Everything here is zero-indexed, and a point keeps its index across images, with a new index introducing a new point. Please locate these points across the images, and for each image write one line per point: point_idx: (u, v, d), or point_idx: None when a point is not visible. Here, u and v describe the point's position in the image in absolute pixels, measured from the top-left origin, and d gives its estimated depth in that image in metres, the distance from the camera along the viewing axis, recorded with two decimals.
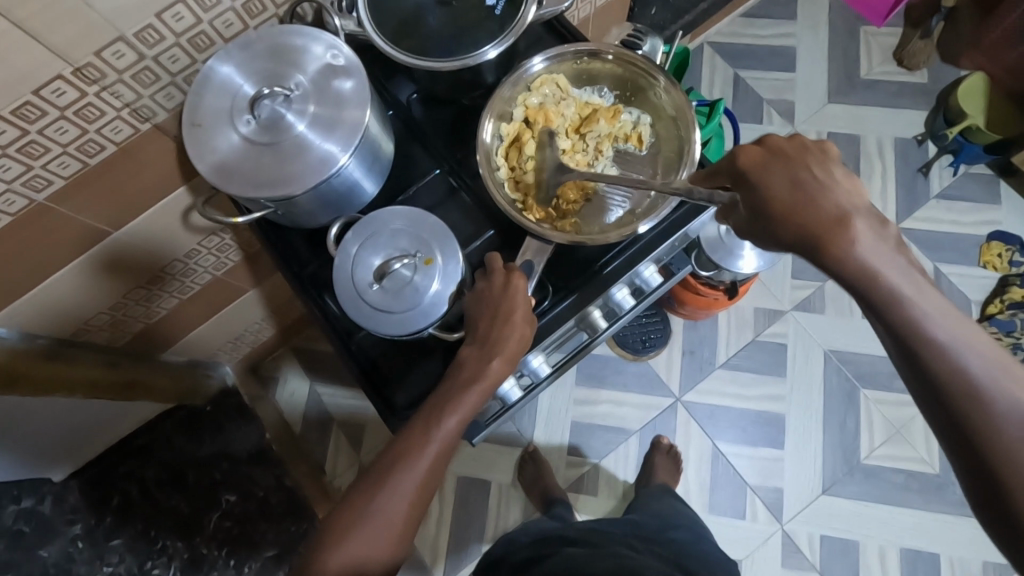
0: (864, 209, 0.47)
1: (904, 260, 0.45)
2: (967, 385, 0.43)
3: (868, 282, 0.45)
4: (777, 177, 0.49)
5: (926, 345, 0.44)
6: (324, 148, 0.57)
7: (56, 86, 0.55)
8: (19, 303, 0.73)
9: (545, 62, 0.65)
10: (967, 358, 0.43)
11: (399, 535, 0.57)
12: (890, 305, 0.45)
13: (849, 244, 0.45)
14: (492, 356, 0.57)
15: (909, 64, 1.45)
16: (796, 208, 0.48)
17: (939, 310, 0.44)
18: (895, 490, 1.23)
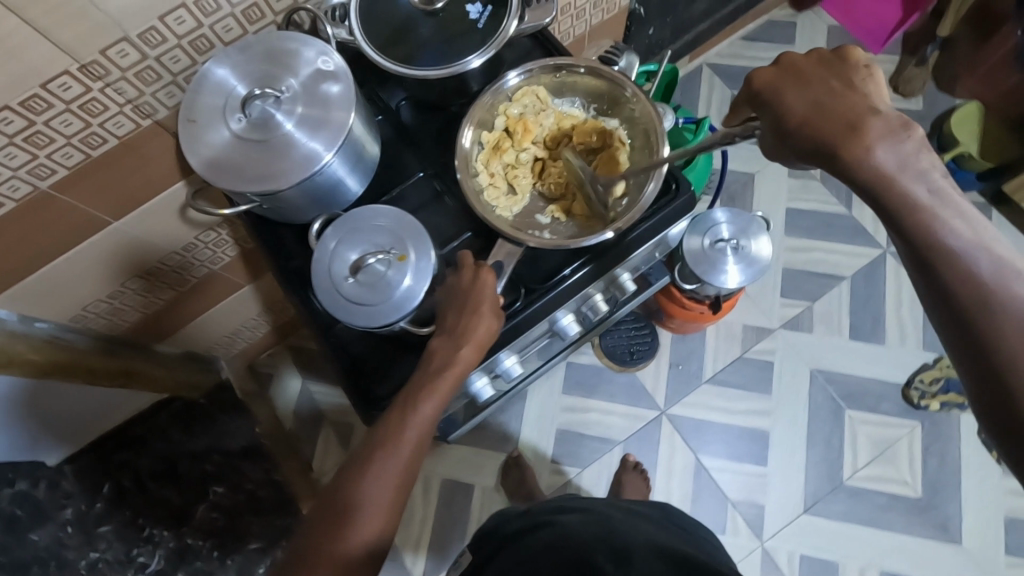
0: (888, 115, 0.46)
1: (926, 167, 0.46)
2: (977, 289, 0.44)
3: (885, 185, 0.45)
4: (793, 92, 0.50)
5: (938, 251, 0.45)
6: (310, 147, 0.60)
7: (62, 81, 0.59)
8: (22, 286, 0.77)
9: (520, 77, 0.68)
10: (980, 263, 0.44)
11: (390, 518, 0.58)
12: (908, 209, 0.45)
13: (869, 150, 0.45)
14: (459, 348, 0.60)
15: (904, 91, 1.47)
16: (813, 118, 0.48)
17: (957, 218, 0.45)
18: (878, 511, 1.23)
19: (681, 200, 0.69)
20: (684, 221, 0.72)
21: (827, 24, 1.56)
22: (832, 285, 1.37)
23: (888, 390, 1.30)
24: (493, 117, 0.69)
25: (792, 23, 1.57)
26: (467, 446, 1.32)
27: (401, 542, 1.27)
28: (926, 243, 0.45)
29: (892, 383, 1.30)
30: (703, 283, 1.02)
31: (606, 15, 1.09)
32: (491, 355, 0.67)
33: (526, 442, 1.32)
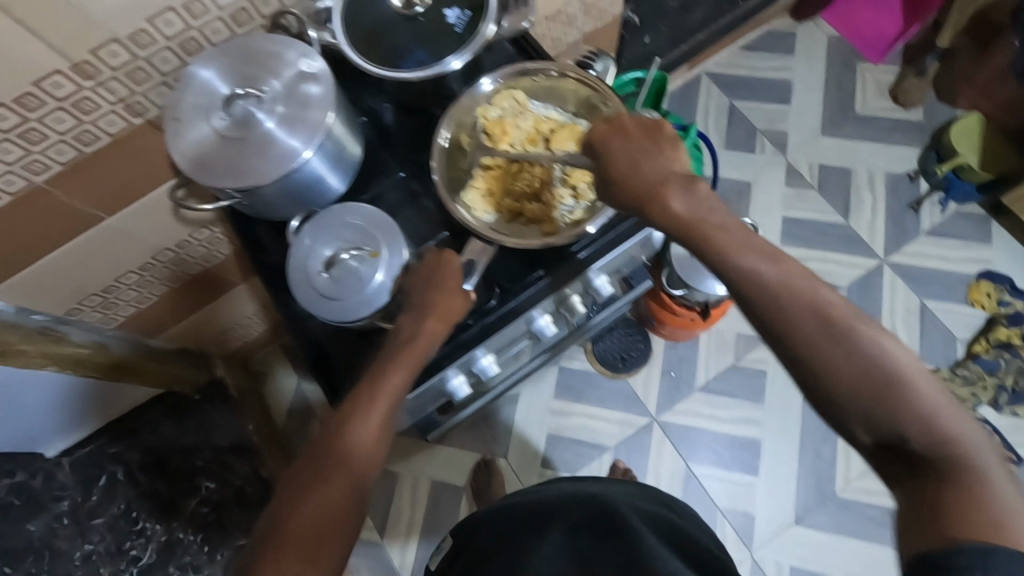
0: (681, 172, 0.56)
1: (712, 208, 0.54)
2: (775, 297, 0.50)
3: (684, 225, 0.54)
4: (619, 148, 0.58)
5: (733, 271, 0.52)
6: (289, 145, 0.62)
7: (54, 79, 0.61)
8: (17, 279, 0.79)
9: (494, 83, 0.70)
10: (771, 277, 0.51)
11: (352, 493, 0.55)
12: (704, 240, 0.53)
13: (665, 200, 0.55)
14: (424, 318, 0.60)
15: (903, 100, 1.47)
16: (629, 176, 0.56)
17: (746, 244, 0.52)
18: (868, 525, 1.22)
19: None
20: (661, 223, 0.73)
21: (827, 35, 1.56)
22: None
23: None
24: (469, 121, 0.70)
25: (792, 34, 1.57)
26: (456, 448, 1.33)
27: (388, 542, 1.27)
28: (722, 265, 0.53)
29: None
30: (690, 288, 1.02)
31: (598, 23, 1.10)
32: (465, 353, 0.68)
33: (515, 445, 1.32)
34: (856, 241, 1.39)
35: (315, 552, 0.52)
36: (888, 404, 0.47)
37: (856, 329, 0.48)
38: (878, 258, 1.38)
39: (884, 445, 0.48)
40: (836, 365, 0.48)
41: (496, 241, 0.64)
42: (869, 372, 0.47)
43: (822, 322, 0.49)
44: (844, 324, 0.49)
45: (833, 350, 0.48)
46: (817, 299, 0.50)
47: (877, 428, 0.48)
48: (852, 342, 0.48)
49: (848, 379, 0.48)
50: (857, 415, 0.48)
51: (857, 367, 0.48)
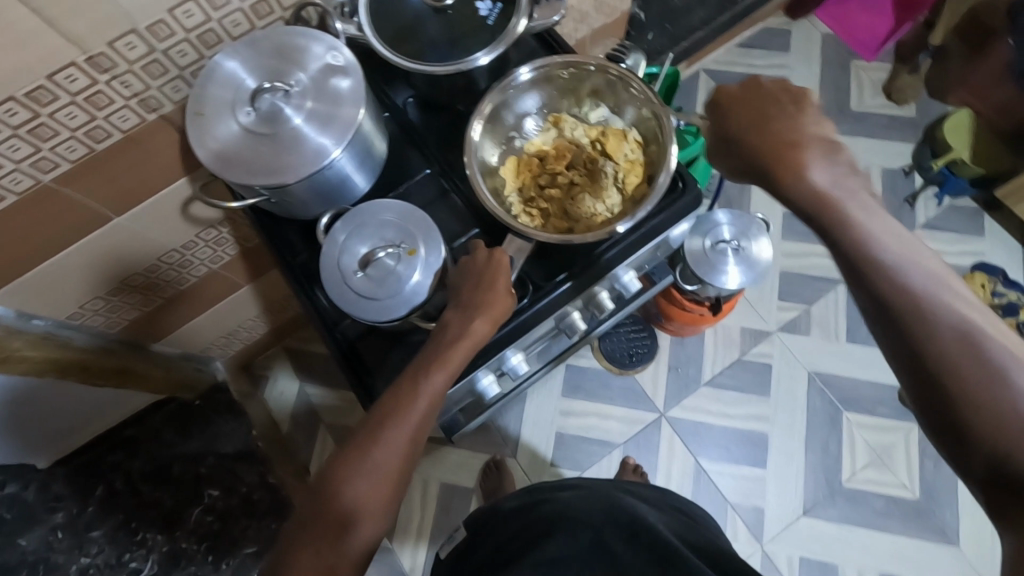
0: (821, 138, 0.56)
1: (856, 187, 0.55)
2: (909, 293, 0.51)
3: (821, 197, 0.54)
4: (743, 114, 0.59)
5: (877, 256, 0.52)
6: (319, 141, 0.60)
7: (69, 73, 0.58)
8: (17, 283, 0.75)
9: (531, 73, 0.69)
10: (912, 273, 0.51)
11: (393, 487, 0.56)
12: (844, 219, 0.53)
13: (804, 170, 0.55)
14: (473, 317, 0.59)
15: (898, 98, 1.49)
16: (761, 140, 0.57)
17: (894, 235, 0.53)
18: (876, 515, 1.24)
19: (689, 197, 0.69)
20: (686, 222, 0.72)
21: (822, 33, 1.59)
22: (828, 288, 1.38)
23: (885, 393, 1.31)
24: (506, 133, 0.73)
25: (787, 32, 1.59)
26: (465, 450, 1.32)
27: (398, 547, 1.25)
28: (861, 249, 0.52)
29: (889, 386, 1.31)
30: (704, 284, 1.03)
31: (607, 20, 1.10)
32: (498, 353, 0.67)
33: (525, 445, 1.31)
34: None
35: (338, 541, 0.53)
36: (1010, 431, 0.46)
37: (990, 344, 0.49)
38: None
39: (994, 473, 0.47)
40: (963, 378, 0.48)
41: (536, 237, 0.63)
42: (1000, 394, 0.47)
43: (957, 328, 0.49)
44: (976, 339, 0.49)
45: (960, 363, 0.48)
46: (949, 306, 0.50)
47: (994, 454, 0.47)
48: (987, 360, 0.48)
49: (974, 396, 0.48)
50: (977, 433, 0.48)
51: (985, 387, 0.48)
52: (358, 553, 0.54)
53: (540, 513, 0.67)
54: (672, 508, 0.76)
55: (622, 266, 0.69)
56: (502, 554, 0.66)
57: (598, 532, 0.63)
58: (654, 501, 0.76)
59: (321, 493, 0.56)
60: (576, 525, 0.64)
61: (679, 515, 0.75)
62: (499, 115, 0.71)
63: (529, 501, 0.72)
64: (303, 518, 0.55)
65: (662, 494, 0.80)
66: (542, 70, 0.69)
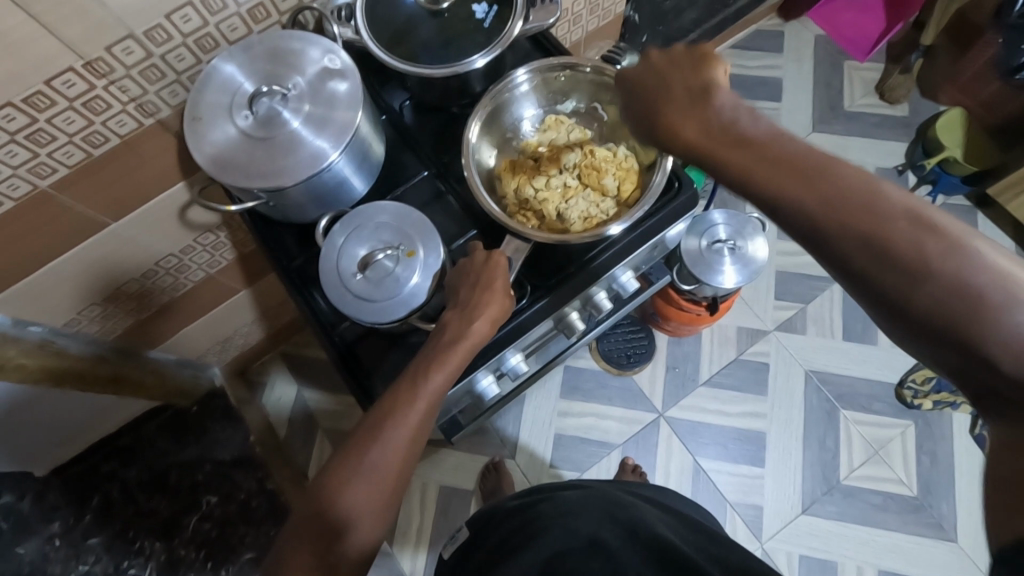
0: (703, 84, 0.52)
1: (750, 120, 0.50)
2: (829, 223, 0.45)
3: (707, 146, 0.50)
4: (655, 78, 0.55)
5: (773, 196, 0.47)
6: (317, 144, 0.60)
7: (66, 78, 0.58)
8: (13, 288, 0.74)
9: (527, 75, 0.69)
10: (814, 201, 0.46)
11: (394, 485, 0.56)
12: (734, 168, 0.49)
13: (683, 122, 0.52)
14: (474, 318, 0.59)
15: (890, 98, 1.51)
16: (650, 99, 0.54)
17: (791, 168, 0.47)
18: (874, 511, 1.24)
19: (685, 197, 0.70)
20: (682, 222, 0.73)
21: (814, 34, 1.60)
22: (823, 287, 1.39)
23: (882, 390, 1.32)
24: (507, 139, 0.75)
25: (780, 33, 1.60)
26: (464, 452, 1.32)
27: (398, 551, 1.25)
28: (756, 193, 0.48)
29: (885, 383, 1.32)
30: (701, 283, 1.03)
31: (600, 22, 1.11)
32: (497, 353, 0.67)
33: (523, 446, 1.31)
34: None
35: (333, 549, 0.52)
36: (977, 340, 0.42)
37: (925, 249, 0.43)
38: None
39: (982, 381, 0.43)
40: (909, 294, 0.43)
41: (534, 238, 0.63)
42: (955, 298, 0.42)
43: (878, 248, 0.44)
44: (911, 246, 0.43)
45: (895, 279, 0.44)
46: (870, 223, 0.44)
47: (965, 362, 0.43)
48: (926, 266, 0.43)
49: (930, 309, 0.43)
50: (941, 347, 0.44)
51: (942, 292, 0.42)
52: (358, 550, 0.53)
53: (537, 511, 0.68)
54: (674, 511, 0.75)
55: (619, 266, 0.70)
56: (500, 551, 0.66)
57: (595, 532, 0.63)
58: (659, 505, 0.75)
59: (319, 493, 0.55)
60: (574, 523, 0.64)
61: (684, 519, 0.74)
62: (496, 117, 0.72)
63: (530, 502, 0.73)
64: (301, 516, 0.54)
65: (664, 497, 0.80)
66: (537, 73, 0.70)
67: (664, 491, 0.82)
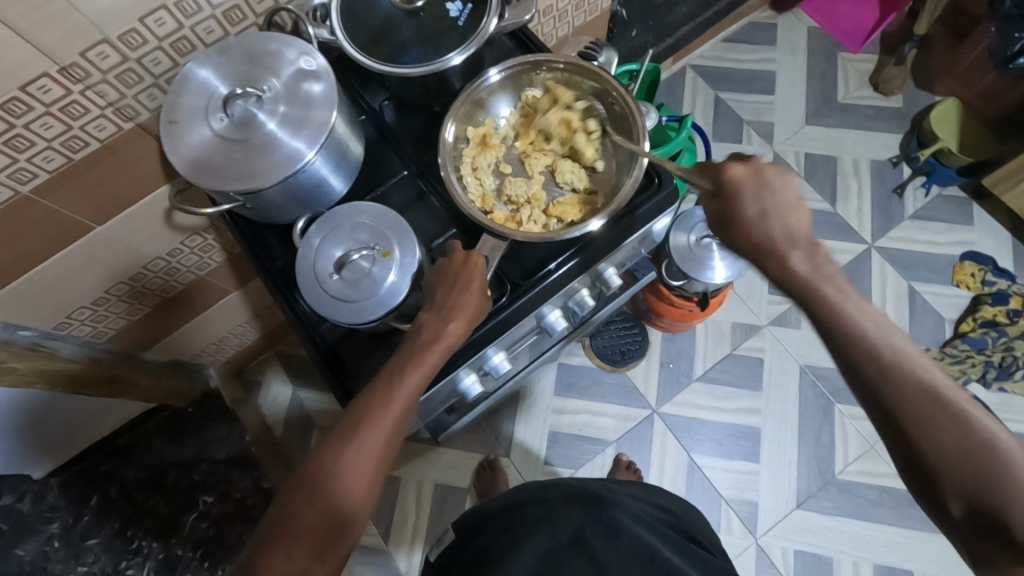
0: (805, 233, 0.57)
1: (835, 275, 0.55)
2: (891, 378, 0.50)
3: (804, 289, 0.55)
4: (747, 198, 0.58)
5: (847, 337, 0.53)
6: (293, 145, 0.60)
7: (42, 84, 0.59)
8: (1, 293, 0.75)
9: (501, 74, 0.70)
10: (883, 349, 0.51)
11: (372, 487, 0.56)
12: (822, 307, 0.54)
13: (788, 260, 0.56)
14: (448, 320, 0.59)
15: (884, 89, 1.50)
16: (750, 230, 0.58)
17: (868, 317, 0.53)
18: (869, 505, 1.24)
19: (666, 193, 0.70)
20: (667, 217, 0.73)
21: (808, 26, 1.59)
22: None
23: None
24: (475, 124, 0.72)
25: (772, 25, 1.59)
26: (459, 450, 1.32)
27: (394, 549, 1.26)
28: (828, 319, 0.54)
29: None
30: (691, 279, 1.02)
31: (587, 18, 1.11)
32: (478, 352, 0.67)
33: (518, 444, 1.31)
34: (845, 228, 1.42)
35: (323, 549, 0.52)
36: (989, 490, 0.47)
37: (963, 409, 0.48)
38: (867, 244, 1.41)
39: (979, 522, 0.48)
40: (942, 440, 0.48)
41: (513, 237, 0.63)
42: (975, 458, 0.48)
43: (930, 397, 0.49)
44: (954, 404, 0.49)
45: (936, 427, 0.49)
46: (908, 365, 0.50)
47: (978, 507, 0.48)
48: (964, 421, 0.48)
49: (959, 460, 0.48)
50: (950, 492, 0.48)
51: (965, 448, 0.48)
52: (344, 550, 0.53)
53: (518, 513, 0.68)
54: (665, 512, 0.75)
55: (601, 263, 0.70)
56: (485, 553, 0.66)
57: (577, 531, 0.63)
58: (637, 496, 0.76)
59: (296, 495, 0.54)
60: (555, 525, 0.64)
61: (668, 516, 0.74)
62: (473, 112, 0.71)
63: (512, 503, 0.72)
64: (276, 521, 0.53)
65: (653, 495, 0.79)
66: (513, 72, 0.70)
67: (657, 489, 0.82)
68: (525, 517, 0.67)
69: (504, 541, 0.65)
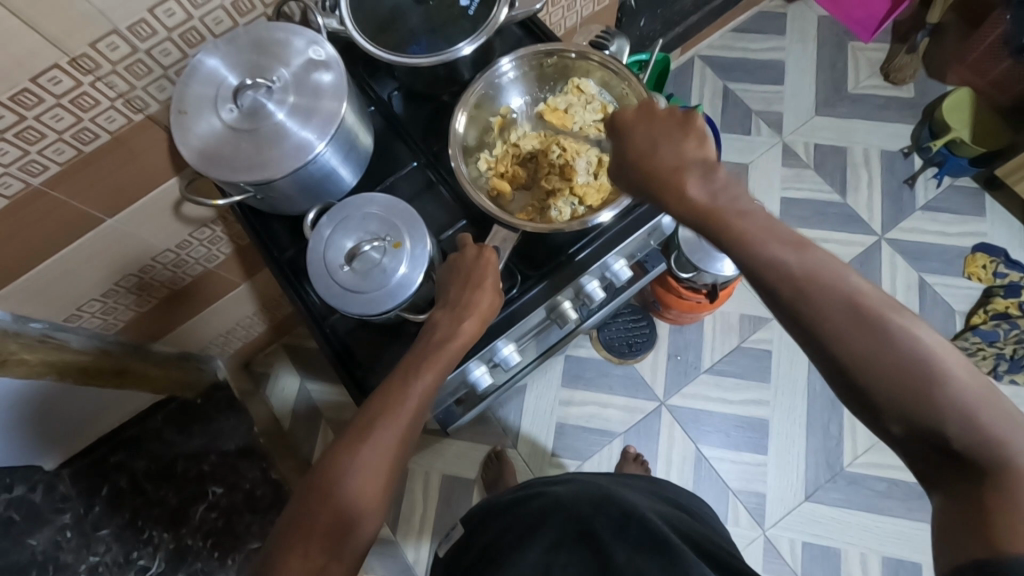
0: (698, 154, 0.49)
1: (734, 193, 0.47)
2: (804, 292, 0.44)
3: (702, 215, 0.47)
4: (641, 133, 0.53)
5: (752, 259, 0.46)
6: (302, 136, 0.60)
7: (52, 75, 0.59)
8: (13, 284, 0.75)
9: (512, 63, 0.69)
10: (794, 267, 0.44)
11: (387, 486, 0.55)
12: (728, 234, 0.46)
13: (681, 189, 0.48)
14: (463, 319, 0.60)
15: (896, 78, 1.48)
16: (642, 163, 0.51)
17: (770, 230, 0.46)
18: (878, 497, 1.23)
19: None
20: (676, 208, 0.73)
21: (819, 15, 1.57)
22: None
23: None
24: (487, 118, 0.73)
25: (782, 14, 1.57)
26: (466, 442, 1.32)
27: (402, 541, 1.26)
28: (726, 241, 0.47)
29: None
30: (700, 270, 1.02)
31: (596, 7, 1.10)
32: (489, 344, 0.67)
33: (525, 435, 1.32)
34: (856, 219, 1.40)
35: (335, 548, 0.51)
36: (925, 414, 0.42)
37: (890, 321, 0.43)
38: (876, 235, 1.39)
39: (919, 444, 0.43)
40: (874, 365, 0.43)
41: (525, 228, 0.63)
42: (909, 376, 0.42)
43: (857, 318, 0.43)
44: (878, 320, 0.43)
45: (859, 346, 0.43)
46: (826, 284, 0.44)
47: (918, 432, 0.42)
48: (887, 339, 0.43)
49: (890, 382, 0.42)
50: (891, 419, 0.43)
51: (892, 363, 0.43)
52: (359, 545, 0.53)
53: (528, 506, 0.68)
54: (671, 503, 0.76)
55: (611, 254, 0.69)
56: (497, 543, 0.66)
57: (585, 519, 0.63)
58: (649, 495, 0.75)
59: (311, 499, 0.54)
60: (564, 515, 0.64)
61: (677, 510, 0.74)
62: (486, 103, 0.71)
63: (523, 496, 0.72)
64: (288, 522, 0.53)
65: (659, 488, 0.80)
66: (525, 61, 0.70)
67: (663, 483, 0.83)
68: (539, 508, 0.66)
69: (514, 534, 0.65)
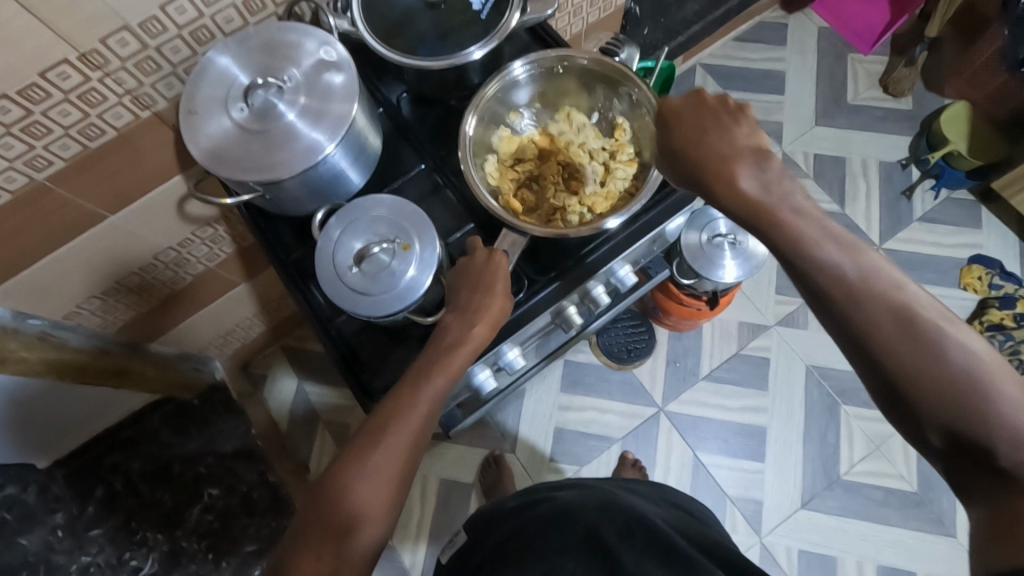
0: (750, 148, 0.52)
1: (786, 192, 0.50)
2: (853, 294, 0.46)
3: (752, 210, 0.50)
4: (687, 123, 0.55)
5: (803, 260, 0.48)
6: (313, 137, 0.60)
7: (61, 70, 0.58)
8: (14, 281, 0.74)
9: (524, 68, 0.69)
10: (846, 270, 0.47)
11: (395, 491, 0.55)
12: (775, 226, 0.49)
13: (732, 181, 0.51)
14: (473, 323, 0.60)
15: (895, 90, 1.49)
16: (693, 152, 0.53)
17: (828, 233, 0.48)
18: (874, 505, 1.24)
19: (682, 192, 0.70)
20: (681, 215, 0.73)
21: (819, 26, 1.58)
22: None
23: None
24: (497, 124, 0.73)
25: (783, 25, 1.59)
26: (464, 446, 1.32)
27: (399, 545, 1.25)
28: (774, 237, 0.49)
29: None
30: (701, 277, 1.02)
31: (601, 14, 1.10)
32: (494, 348, 0.67)
33: (524, 440, 1.31)
34: (854, 229, 1.42)
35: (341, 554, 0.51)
36: (973, 423, 0.43)
37: (938, 329, 0.45)
38: (874, 245, 1.41)
39: (957, 450, 0.45)
40: (918, 370, 0.44)
41: (533, 233, 0.63)
42: (954, 383, 0.44)
43: (904, 323, 0.45)
44: (929, 326, 0.45)
45: (905, 350, 0.45)
46: (879, 287, 0.46)
47: (959, 440, 0.44)
48: (937, 345, 0.44)
49: (934, 389, 0.44)
50: (933, 424, 0.45)
51: (938, 369, 0.44)
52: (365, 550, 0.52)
53: (534, 513, 0.67)
54: (675, 509, 0.76)
55: (617, 260, 0.70)
56: (501, 550, 0.65)
57: (592, 525, 0.63)
58: (653, 501, 0.75)
59: (319, 503, 0.53)
60: (570, 522, 0.64)
61: (682, 516, 0.74)
62: (496, 109, 0.72)
63: (528, 502, 0.72)
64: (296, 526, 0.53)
65: (664, 494, 0.80)
66: (536, 67, 0.70)
67: (666, 489, 0.82)
68: (544, 515, 0.66)
69: (520, 540, 0.65)
